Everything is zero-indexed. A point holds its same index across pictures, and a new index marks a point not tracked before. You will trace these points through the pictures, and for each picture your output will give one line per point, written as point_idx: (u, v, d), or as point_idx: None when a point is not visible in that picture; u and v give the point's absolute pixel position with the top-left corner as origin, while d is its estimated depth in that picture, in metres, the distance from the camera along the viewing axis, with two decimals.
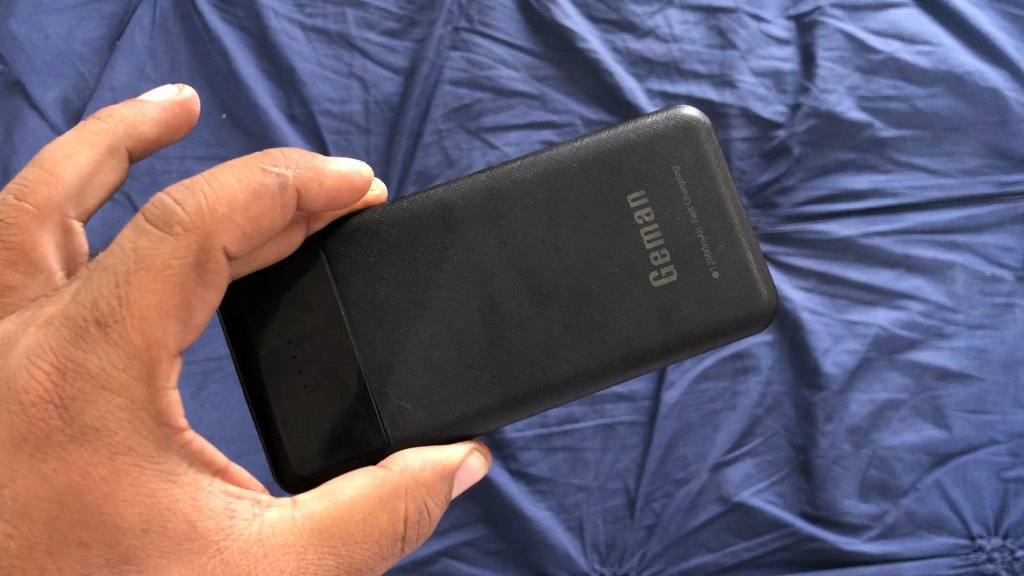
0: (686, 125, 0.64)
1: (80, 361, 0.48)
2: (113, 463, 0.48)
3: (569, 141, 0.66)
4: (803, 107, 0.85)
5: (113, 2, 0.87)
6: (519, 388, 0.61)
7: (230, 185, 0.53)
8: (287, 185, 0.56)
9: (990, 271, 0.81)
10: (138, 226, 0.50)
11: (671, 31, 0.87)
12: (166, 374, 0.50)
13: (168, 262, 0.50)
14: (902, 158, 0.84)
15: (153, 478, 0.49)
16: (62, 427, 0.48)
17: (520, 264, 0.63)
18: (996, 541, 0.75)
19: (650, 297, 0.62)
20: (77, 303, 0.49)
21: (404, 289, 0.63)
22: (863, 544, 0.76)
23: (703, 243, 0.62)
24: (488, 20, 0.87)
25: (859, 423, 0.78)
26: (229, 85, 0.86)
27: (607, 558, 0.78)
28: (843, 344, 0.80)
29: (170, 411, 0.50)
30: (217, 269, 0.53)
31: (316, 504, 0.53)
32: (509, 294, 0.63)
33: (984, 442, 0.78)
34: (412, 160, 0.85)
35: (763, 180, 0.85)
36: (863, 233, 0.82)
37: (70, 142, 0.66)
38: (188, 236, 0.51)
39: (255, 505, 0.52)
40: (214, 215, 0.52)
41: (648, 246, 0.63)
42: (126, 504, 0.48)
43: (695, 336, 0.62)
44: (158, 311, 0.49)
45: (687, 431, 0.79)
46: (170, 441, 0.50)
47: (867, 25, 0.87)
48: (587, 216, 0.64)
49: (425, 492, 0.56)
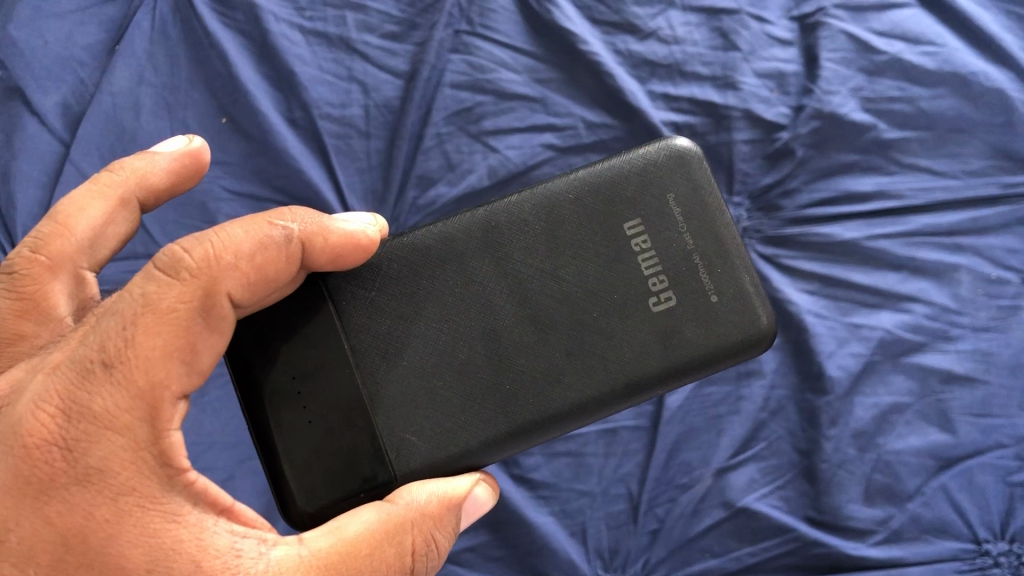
0: (678, 154, 0.67)
1: (85, 403, 0.50)
2: (116, 503, 0.49)
3: (563, 174, 0.67)
4: (806, 108, 0.84)
5: (113, 7, 0.87)
6: (523, 417, 0.62)
7: (237, 236, 0.55)
8: (292, 239, 0.57)
9: (995, 273, 0.80)
10: (148, 273, 0.53)
11: (673, 33, 0.87)
12: (169, 416, 0.51)
13: (175, 305, 0.52)
14: (906, 159, 0.83)
15: (157, 519, 0.50)
16: (66, 469, 0.49)
17: (521, 294, 0.64)
18: (1003, 546, 0.75)
19: (650, 322, 0.63)
20: (85, 347, 0.51)
21: (406, 321, 0.64)
22: (869, 549, 0.75)
23: (700, 268, 0.64)
24: (488, 23, 0.87)
25: (864, 427, 0.78)
26: (229, 89, 0.85)
27: (609, 564, 0.77)
28: (847, 348, 0.79)
29: (172, 452, 0.51)
30: (223, 314, 0.54)
31: (323, 541, 0.52)
32: (510, 324, 0.63)
33: (991, 446, 0.77)
34: (412, 164, 0.84)
35: (766, 183, 0.84)
36: (866, 236, 0.82)
37: (82, 195, 0.66)
38: (194, 281, 0.53)
39: (262, 544, 0.52)
40: (220, 262, 0.54)
41: (646, 272, 0.64)
42: (131, 545, 0.49)
43: (697, 359, 0.63)
44: (162, 353, 0.51)
45: (690, 436, 0.79)
46: (174, 481, 0.51)
47: (871, 26, 0.86)
48: (586, 245, 0.65)
49: (431, 525, 0.56)
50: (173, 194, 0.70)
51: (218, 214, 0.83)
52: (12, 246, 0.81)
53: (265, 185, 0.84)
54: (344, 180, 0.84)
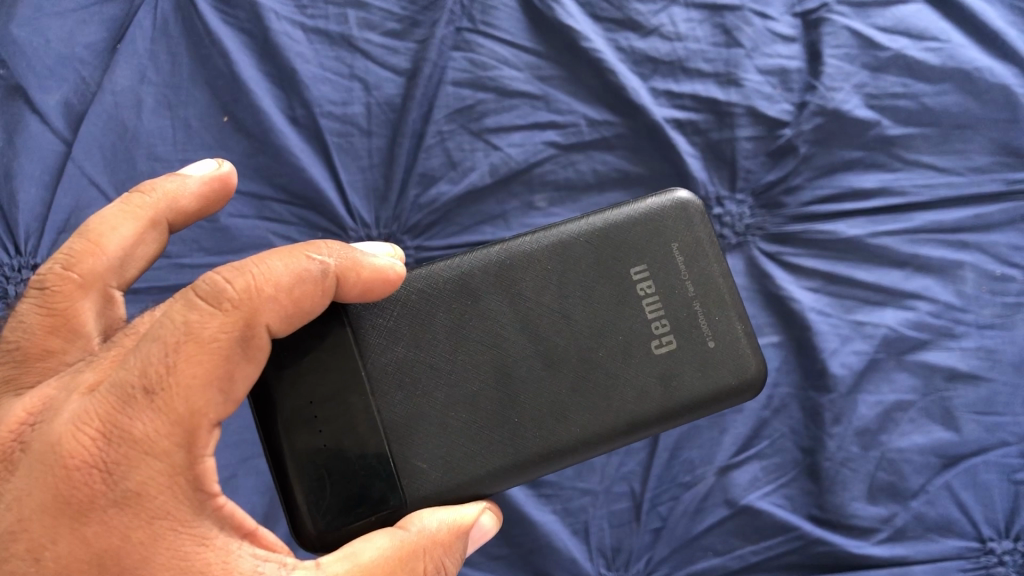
0: (683, 205, 0.69)
1: (126, 427, 0.50)
2: (151, 527, 0.50)
3: (576, 217, 0.69)
4: (809, 105, 0.84)
5: (114, 6, 0.87)
6: (530, 450, 0.63)
7: (277, 270, 0.54)
8: (328, 273, 0.57)
9: (1000, 270, 0.80)
10: (188, 301, 0.52)
11: (676, 29, 0.86)
12: (204, 443, 0.51)
13: (216, 334, 0.51)
14: (910, 156, 0.83)
15: (188, 542, 0.50)
16: (105, 491, 0.49)
17: (531, 332, 0.65)
18: (1007, 544, 0.75)
19: (651, 365, 0.65)
20: (125, 372, 0.51)
21: (420, 352, 0.65)
22: (873, 547, 0.75)
23: (699, 315, 0.66)
24: (490, 20, 0.87)
25: (868, 425, 0.77)
26: (230, 87, 0.85)
27: (612, 562, 0.77)
28: (851, 345, 0.79)
29: (205, 477, 0.52)
30: (260, 345, 0.54)
31: (339, 566, 0.52)
32: (520, 360, 0.65)
33: (995, 444, 0.77)
34: (414, 162, 0.84)
35: (768, 180, 0.84)
36: (870, 233, 0.81)
37: (114, 214, 0.66)
38: (236, 312, 0.52)
39: (281, 567, 0.53)
40: (261, 295, 0.53)
41: (649, 316, 0.66)
42: (163, 568, 0.49)
43: (693, 401, 0.65)
44: (202, 381, 0.50)
45: (693, 434, 0.79)
46: (204, 506, 0.52)
47: (874, 22, 0.86)
48: (595, 285, 0.67)
49: (442, 552, 0.56)
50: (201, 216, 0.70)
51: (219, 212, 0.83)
52: (14, 243, 0.82)
53: (267, 184, 0.84)
54: (345, 178, 0.84)
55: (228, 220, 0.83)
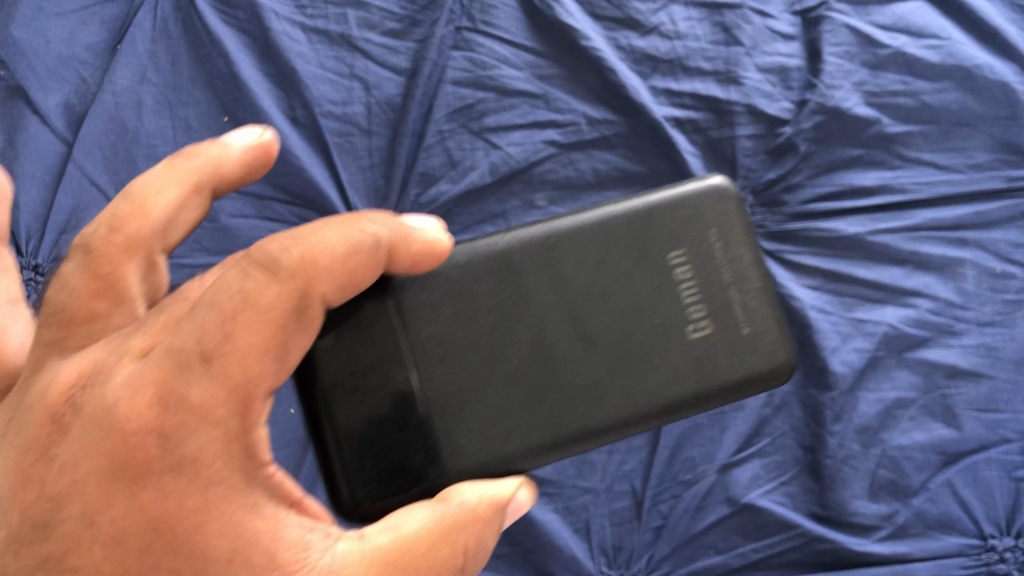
0: (721, 193, 0.69)
1: (183, 393, 0.46)
2: (206, 494, 0.47)
3: (616, 201, 0.69)
4: (809, 103, 0.84)
5: (115, 6, 0.87)
6: (565, 429, 0.63)
7: (331, 242, 0.50)
8: (380, 246, 0.53)
9: (1001, 267, 0.80)
10: (243, 267, 0.48)
11: (676, 28, 0.86)
12: (260, 411, 0.48)
13: (273, 304, 0.47)
14: (910, 154, 0.83)
15: (241, 510, 0.48)
16: (162, 457, 0.46)
17: (572, 312, 0.65)
18: (1009, 541, 0.75)
19: (687, 349, 0.65)
20: (180, 337, 0.47)
21: (460, 329, 0.65)
22: (874, 545, 0.75)
23: (735, 302, 0.66)
24: (489, 19, 0.87)
25: (868, 423, 0.77)
26: (231, 88, 0.85)
27: (614, 560, 0.77)
28: (851, 343, 0.79)
29: (258, 446, 0.49)
30: (315, 317, 0.50)
31: (382, 537, 0.50)
32: (559, 339, 0.64)
33: (996, 441, 0.77)
34: (414, 162, 0.84)
35: (769, 178, 0.84)
36: (871, 230, 0.81)
37: (159, 174, 0.60)
38: (291, 283, 0.48)
39: (327, 537, 0.51)
40: (316, 266, 0.49)
41: (687, 300, 0.66)
42: (216, 536, 0.47)
43: (726, 386, 0.65)
44: (258, 351, 0.47)
45: (695, 432, 0.79)
46: (256, 475, 0.49)
47: (874, 20, 0.86)
48: (634, 268, 0.66)
49: (483, 526, 0.52)
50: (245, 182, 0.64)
51: (220, 212, 0.83)
52: (15, 244, 0.82)
53: (267, 183, 0.84)
54: (346, 178, 0.84)
55: (229, 220, 0.83)
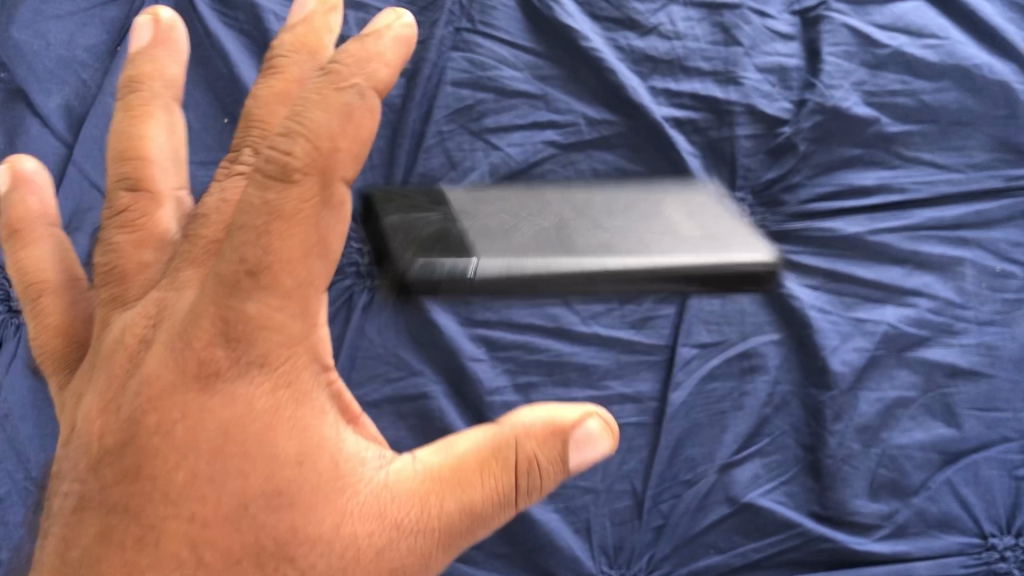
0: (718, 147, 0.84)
1: (239, 310, 0.47)
2: (276, 397, 0.48)
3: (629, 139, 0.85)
4: (808, 103, 0.85)
5: (115, 8, 0.88)
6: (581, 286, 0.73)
7: (319, 114, 0.48)
8: (365, 93, 0.48)
9: (1000, 267, 0.80)
10: (260, 182, 0.47)
11: (675, 28, 0.88)
12: (318, 312, 0.49)
13: (299, 207, 0.47)
14: (909, 153, 0.83)
15: (309, 413, 0.49)
16: (231, 363, 0.48)
17: (595, 212, 0.77)
18: (1009, 540, 0.74)
19: (692, 245, 0.75)
20: (225, 261, 0.47)
21: (502, 217, 0.76)
22: (874, 544, 0.75)
23: (733, 220, 0.79)
24: (488, 20, 0.88)
25: (868, 422, 0.77)
26: (230, 89, 0.85)
27: (614, 560, 0.76)
28: (851, 342, 0.79)
29: (321, 346, 0.50)
30: (343, 201, 0.49)
31: (433, 457, 0.53)
32: (585, 226, 0.75)
33: (996, 440, 0.77)
34: (414, 162, 0.83)
35: (768, 178, 0.85)
36: (870, 230, 0.82)
37: (134, 124, 0.63)
38: (309, 179, 0.47)
39: (381, 458, 0.52)
40: (324, 150, 0.48)
41: (691, 213, 0.78)
42: (286, 437, 0.48)
43: (728, 281, 0.76)
44: (301, 253, 0.47)
45: (696, 431, 0.78)
46: (320, 378, 0.50)
47: (873, 18, 0.88)
48: (645, 191, 0.80)
49: (537, 447, 0.51)
50: (330, 28, 0.63)
51: None
52: None
53: None
54: None
55: None
